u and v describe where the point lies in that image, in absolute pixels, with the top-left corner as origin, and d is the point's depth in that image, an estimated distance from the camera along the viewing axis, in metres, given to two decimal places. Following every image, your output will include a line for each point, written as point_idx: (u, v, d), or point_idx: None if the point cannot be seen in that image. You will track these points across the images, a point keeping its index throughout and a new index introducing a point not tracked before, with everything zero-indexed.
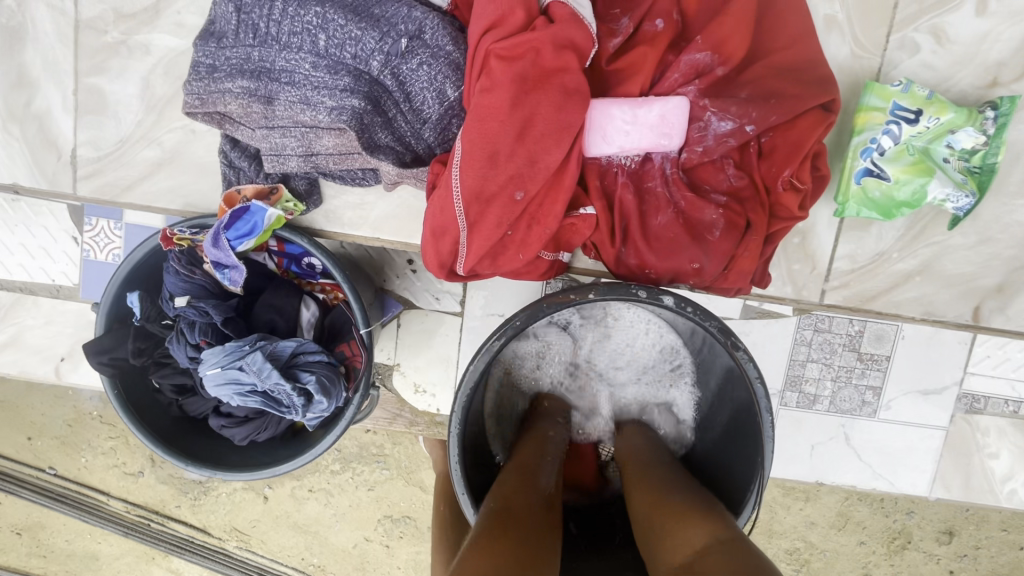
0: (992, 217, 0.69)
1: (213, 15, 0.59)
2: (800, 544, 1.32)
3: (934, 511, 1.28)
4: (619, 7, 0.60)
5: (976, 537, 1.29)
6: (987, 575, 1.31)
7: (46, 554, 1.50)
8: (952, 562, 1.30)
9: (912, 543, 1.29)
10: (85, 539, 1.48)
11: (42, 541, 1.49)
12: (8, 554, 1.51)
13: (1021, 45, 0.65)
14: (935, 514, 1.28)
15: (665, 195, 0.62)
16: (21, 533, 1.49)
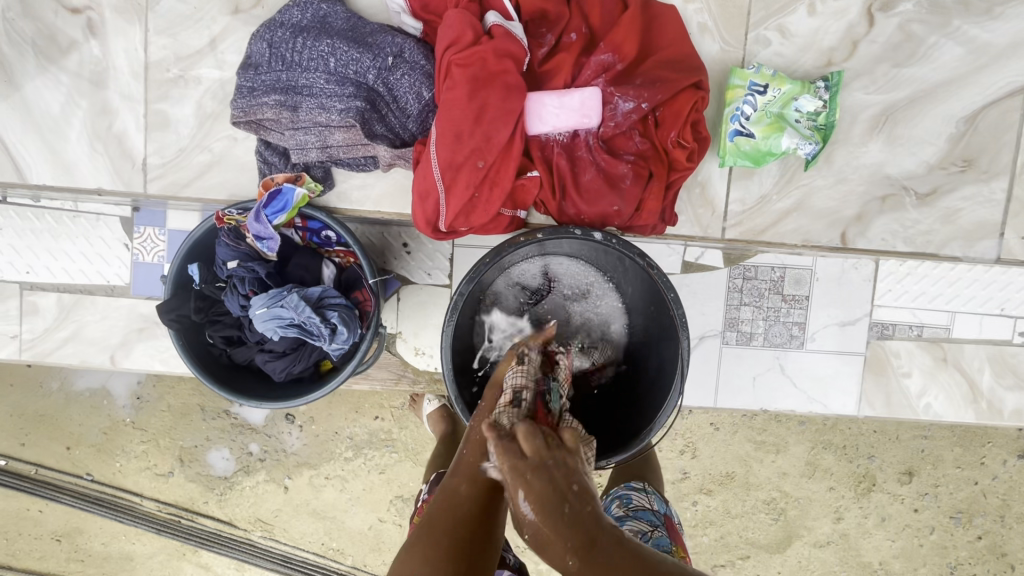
0: (844, 163, 0.91)
1: (250, 51, 0.82)
2: (777, 494, 1.47)
3: (893, 453, 1.45)
4: (544, 26, 0.83)
5: (935, 476, 1.45)
6: (949, 511, 1.46)
7: (85, 557, 1.63)
8: (917, 501, 1.46)
9: (877, 485, 1.45)
10: (121, 541, 1.63)
11: (80, 545, 1.63)
12: (48, 561, 1.64)
13: (845, 35, 0.88)
14: (894, 457, 1.44)
15: (589, 159, 0.84)
16: (61, 540, 1.63)
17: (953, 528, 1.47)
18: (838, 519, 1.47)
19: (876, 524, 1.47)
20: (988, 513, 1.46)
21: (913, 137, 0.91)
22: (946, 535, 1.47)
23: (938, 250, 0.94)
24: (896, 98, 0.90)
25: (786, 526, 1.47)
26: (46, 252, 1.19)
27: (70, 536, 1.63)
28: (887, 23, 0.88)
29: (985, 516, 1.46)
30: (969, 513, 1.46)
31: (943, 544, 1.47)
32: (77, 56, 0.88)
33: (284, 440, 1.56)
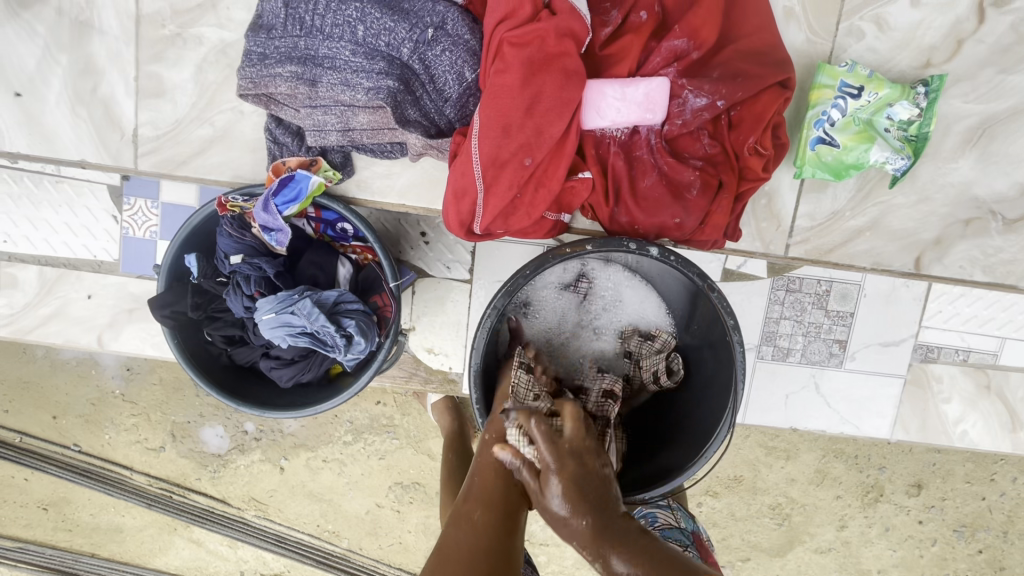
0: (929, 180, 0.81)
1: (261, 10, 0.69)
2: (782, 500, 1.42)
3: (904, 465, 1.40)
4: (610, 1, 0.71)
5: (943, 490, 1.40)
6: (952, 524, 1.42)
7: (73, 527, 1.57)
8: (921, 513, 1.42)
9: (884, 496, 1.41)
10: (110, 512, 1.57)
11: (68, 515, 1.57)
12: (34, 529, 1.57)
13: (950, 31, 0.77)
14: (905, 469, 1.39)
15: (650, 161, 0.73)
16: (48, 508, 1.57)
17: (954, 542, 1.43)
18: (841, 527, 1.42)
19: (879, 533, 1.43)
20: (991, 528, 1.42)
21: (1008, 156, 0.81)
22: (947, 548, 1.43)
23: (1017, 281, 0.85)
24: (995, 109, 0.79)
25: (789, 531, 1.43)
26: (25, 219, 1.08)
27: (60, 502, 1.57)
28: (998, 21, 0.77)
29: (987, 531, 1.42)
30: (972, 526, 1.42)
31: (943, 556, 1.43)
32: (57, 2, 0.74)
33: (281, 422, 1.49)
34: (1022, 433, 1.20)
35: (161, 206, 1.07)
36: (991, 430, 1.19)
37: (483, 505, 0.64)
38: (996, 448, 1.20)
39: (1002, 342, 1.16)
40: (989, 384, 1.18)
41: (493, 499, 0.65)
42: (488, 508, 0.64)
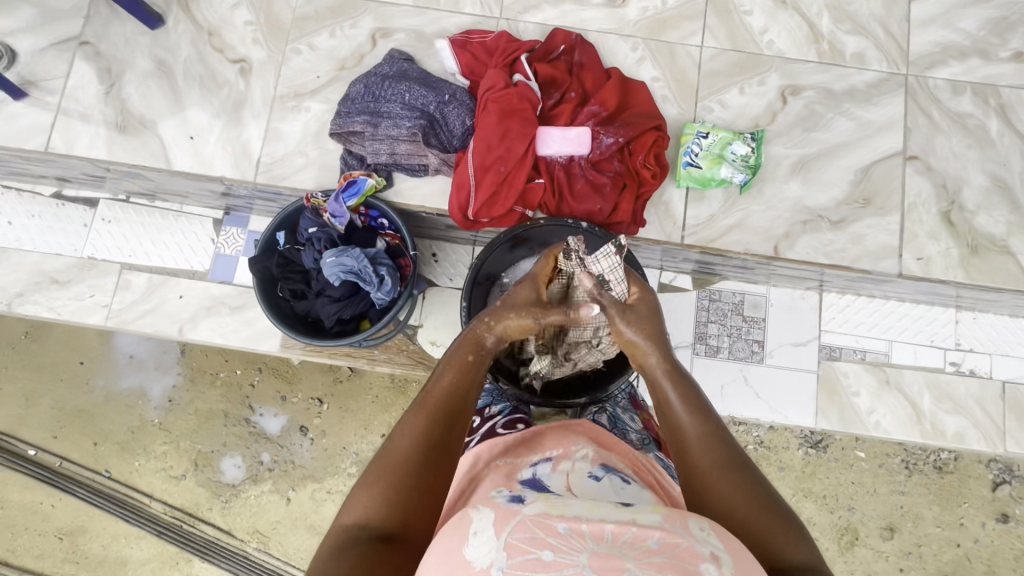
0: (771, 194, 1.22)
1: (349, 90, 1.19)
2: None
3: (873, 508, 1.75)
4: (553, 87, 1.18)
5: (916, 535, 1.74)
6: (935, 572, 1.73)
7: (85, 554, 1.87)
8: (900, 558, 1.74)
9: (860, 539, 1.74)
10: (121, 542, 1.87)
11: (81, 542, 1.88)
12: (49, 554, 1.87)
13: (767, 108, 1.24)
14: (874, 512, 1.75)
15: (581, 175, 1.15)
16: (64, 536, 1.88)
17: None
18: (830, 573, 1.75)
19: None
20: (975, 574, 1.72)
21: (822, 180, 1.22)
22: None
23: (851, 263, 1.20)
24: (807, 151, 1.23)
25: None
26: (149, 239, 1.50)
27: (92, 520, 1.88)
28: (796, 102, 1.25)
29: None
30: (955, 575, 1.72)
31: None
32: (228, 89, 1.25)
33: (294, 452, 1.85)
34: (929, 425, 1.42)
35: (247, 232, 1.49)
36: (901, 420, 1.43)
37: (429, 413, 0.75)
38: (908, 436, 1.42)
39: (890, 343, 1.45)
40: (888, 379, 1.44)
41: (441, 411, 0.76)
42: (439, 422, 0.75)
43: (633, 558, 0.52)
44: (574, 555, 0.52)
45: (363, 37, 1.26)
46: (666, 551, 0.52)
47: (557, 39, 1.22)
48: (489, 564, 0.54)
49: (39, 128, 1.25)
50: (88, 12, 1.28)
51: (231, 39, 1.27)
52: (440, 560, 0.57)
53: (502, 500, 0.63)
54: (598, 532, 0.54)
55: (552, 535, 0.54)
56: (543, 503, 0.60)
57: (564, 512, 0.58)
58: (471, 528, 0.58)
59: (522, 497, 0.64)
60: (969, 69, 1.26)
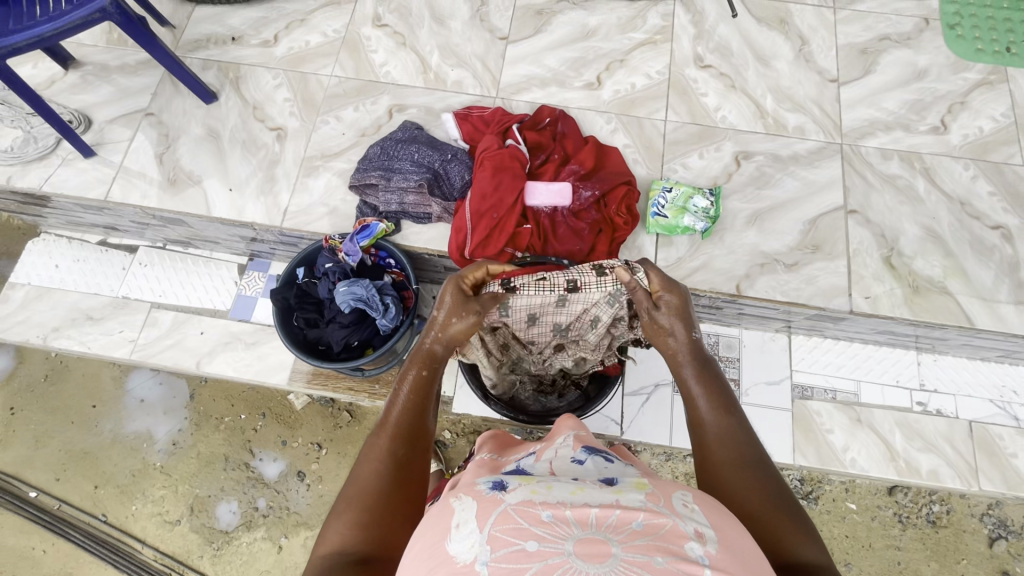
0: (731, 241, 1.39)
1: (368, 152, 1.41)
2: None
3: (870, 563, 1.74)
4: (540, 150, 1.40)
5: None
6: None
7: None
8: None
9: None
10: None
11: None
12: None
13: (723, 169, 1.45)
14: (871, 567, 1.74)
15: (563, 221, 1.33)
16: None
17: None
18: None
19: None
20: None
21: (775, 229, 1.40)
22: None
23: (806, 301, 1.34)
24: (760, 205, 1.42)
25: None
26: (179, 282, 1.66)
27: (81, 567, 1.87)
28: (748, 165, 1.46)
29: None
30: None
31: None
32: (265, 151, 1.48)
33: (291, 498, 1.88)
34: (903, 463, 1.48)
35: (268, 276, 1.66)
36: (876, 458, 1.49)
37: (391, 434, 0.80)
38: (884, 474, 1.47)
39: (858, 383, 1.55)
40: (859, 418, 1.52)
41: (402, 431, 0.81)
42: (402, 440, 0.80)
43: (618, 543, 0.57)
44: (560, 543, 0.57)
45: (381, 111, 1.51)
46: (650, 532, 0.58)
47: (544, 113, 1.46)
48: (473, 558, 0.58)
49: (100, 181, 1.47)
50: (155, 90, 1.55)
51: (272, 112, 1.52)
52: (423, 556, 0.61)
53: (485, 488, 0.69)
54: (582, 518, 0.60)
55: (537, 526, 0.60)
56: (526, 492, 0.66)
57: (548, 499, 0.64)
58: (455, 521, 0.63)
59: (503, 484, 0.70)
60: (894, 139, 1.48)
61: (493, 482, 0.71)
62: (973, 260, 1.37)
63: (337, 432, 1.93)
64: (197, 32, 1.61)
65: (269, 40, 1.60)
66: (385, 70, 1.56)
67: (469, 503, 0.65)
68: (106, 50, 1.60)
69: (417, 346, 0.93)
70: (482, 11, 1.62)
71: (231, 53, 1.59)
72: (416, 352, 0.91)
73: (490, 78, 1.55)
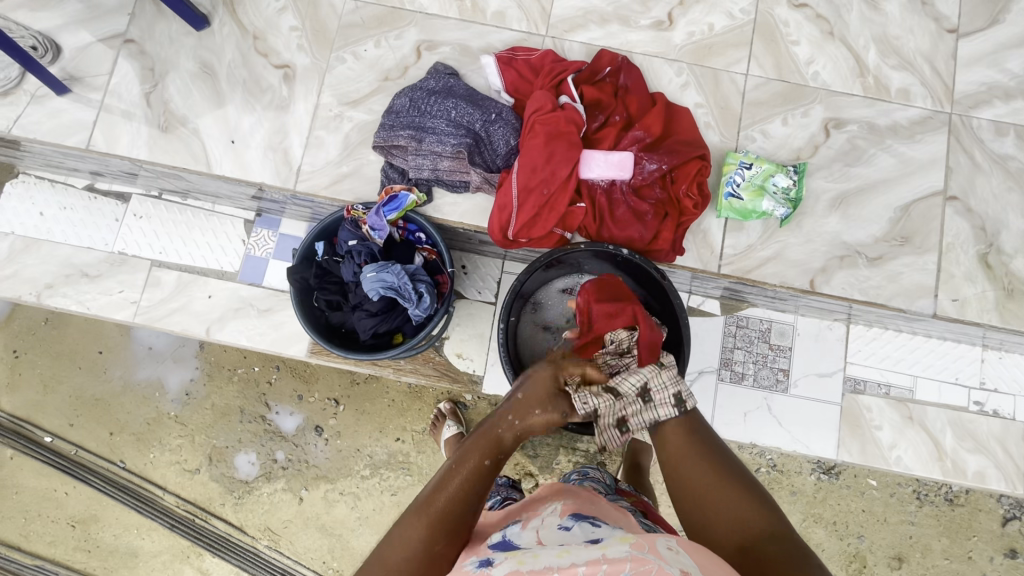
0: (810, 227, 1.21)
1: (394, 103, 1.19)
2: None
3: (883, 537, 1.76)
4: (598, 110, 1.19)
5: (924, 565, 1.75)
6: None
7: (93, 545, 1.89)
8: None
9: (868, 567, 1.76)
10: (130, 534, 1.88)
11: (91, 532, 1.89)
12: (56, 546, 1.89)
13: (810, 139, 1.24)
14: (883, 540, 1.76)
15: (622, 200, 1.15)
16: (76, 524, 1.89)
17: None
18: None
19: None
20: None
21: (861, 215, 1.22)
22: None
23: (887, 301, 1.20)
24: (847, 186, 1.23)
25: None
26: (179, 237, 1.50)
27: (104, 510, 1.89)
28: (839, 136, 1.24)
29: None
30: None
31: None
32: (271, 94, 1.25)
33: (310, 453, 1.86)
34: (949, 462, 1.43)
35: (278, 235, 1.49)
36: (921, 455, 1.43)
37: (430, 522, 0.67)
38: (928, 472, 1.42)
39: (915, 379, 1.45)
40: (911, 415, 1.44)
41: (444, 522, 0.68)
42: (440, 534, 0.67)
43: None
44: None
45: (407, 49, 1.26)
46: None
47: (603, 61, 1.22)
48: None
49: (79, 125, 1.25)
50: (134, 9, 1.28)
51: (276, 44, 1.27)
52: None
53: (472, 566, 0.65)
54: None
55: None
56: (511, 562, 0.62)
57: (535, 566, 0.59)
58: None
59: (489, 558, 0.65)
60: (1014, 110, 1.26)
61: (480, 558, 0.66)
62: None
63: (354, 389, 1.86)
64: None
65: None
66: None
67: None
68: None
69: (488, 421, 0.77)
70: None
71: None
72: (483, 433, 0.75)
73: (539, 11, 1.27)
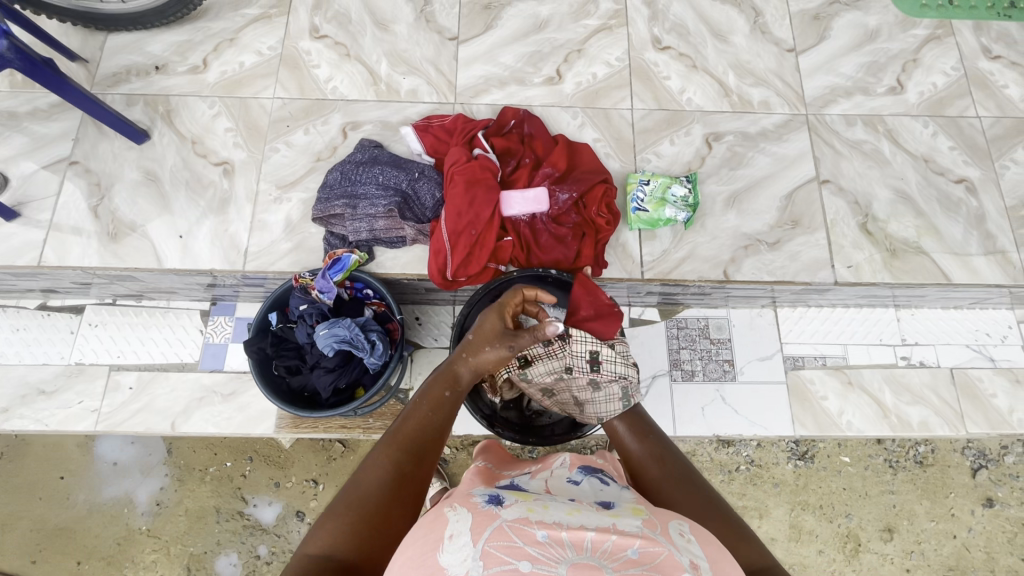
0: (713, 226, 1.37)
1: (327, 178, 1.32)
2: None
3: (869, 511, 1.74)
4: (509, 156, 1.35)
5: (915, 533, 1.73)
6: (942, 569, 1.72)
7: None
8: (906, 559, 1.72)
9: (863, 545, 1.72)
10: None
11: None
12: None
13: (696, 153, 1.43)
14: (870, 515, 1.74)
15: (544, 229, 1.29)
16: None
17: None
18: None
19: None
20: (979, 567, 1.71)
21: (754, 208, 1.39)
22: None
23: (793, 277, 1.34)
24: (736, 186, 1.41)
25: None
26: (137, 338, 1.54)
27: None
28: (719, 146, 1.44)
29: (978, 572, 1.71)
30: (960, 569, 1.71)
31: None
32: (212, 189, 1.37)
33: (294, 539, 1.80)
34: (895, 418, 1.53)
35: (235, 319, 1.55)
36: (869, 417, 1.53)
37: (400, 447, 0.76)
38: (879, 431, 1.52)
39: (845, 347, 1.58)
40: (850, 380, 1.56)
41: (411, 448, 0.77)
42: (409, 456, 0.76)
43: (613, 570, 0.53)
44: (554, 567, 0.52)
45: (334, 131, 1.41)
46: (646, 562, 0.54)
47: (507, 115, 1.39)
48: (464, 573, 0.52)
49: (31, 245, 1.32)
50: (76, 135, 1.40)
51: (213, 145, 1.40)
52: (411, 565, 0.55)
53: (480, 500, 0.64)
54: (577, 542, 0.56)
55: (531, 546, 0.55)
56: (522, 508, 0.62)
57: (543, 518, 0.60)
58: (448, 532, 0.58)
59: (499, 497, 0.65)
60: (856, 104, 1.49)
61: (490, 494, 0.66)
62: (943, 217, 1.40)
63: (332, 465, 1.85)
64: (114, 64, 1.45)
65: (198, 65, 1.46)
66: (332, 86, 1.45)
67: (464, 514, 0.60)
68: (10, 96, 1.43)
69: (443, 366, 0.90)
70: (427, 11, 1.52)
71: (157, 83, 1.44)
72: (441, 373, 0.88)
73: (446, 84, 1.46)
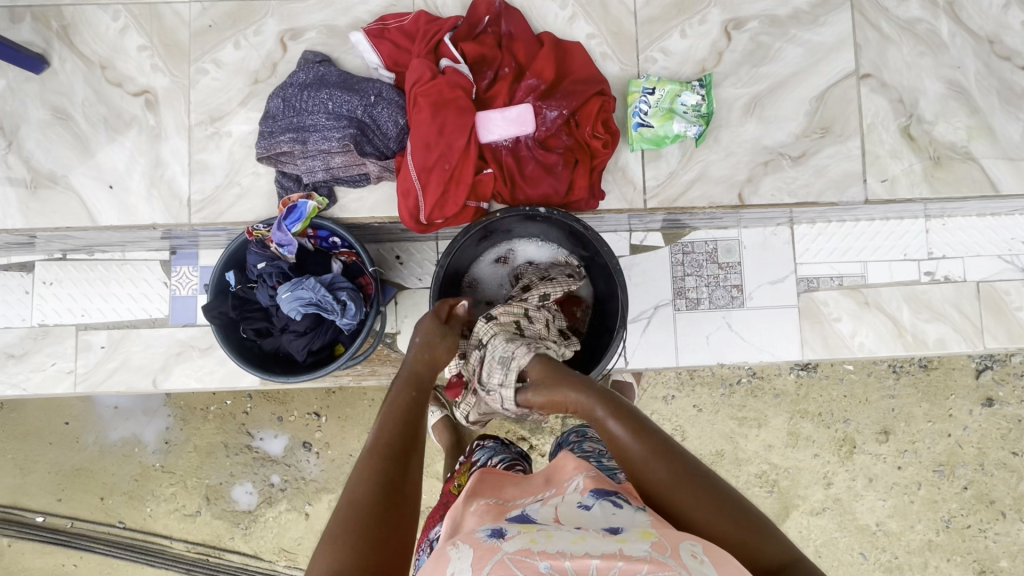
0: (728, 140, 1.17)
1: (269, 106, 1.10)
2: (767, 467, 1.69)
3: (867, 415, 1.70)
4: (485, 65, 1.11)
5: (910, 433, 1.69)
6: (932, 465, 1.70)
7: None
8: (898, 458, 1.69)
9: (858, 447, 1.69)
10: None
11: None
12: None
13: (712, 48, 1.18)
14: (868, 418, 1.69)
15: (530, 156, 1.10)
16: None
17: (939, 481, 1.70)
18: (828, 484, 1.70)
19: (866, 485, 1.70)
20: (968, 463, 1.69)
21: (778, 115, 1.17)
22: (934, 489, 1.70)
23: (818, 197, 1.17)
24: (758, 89, 1.18)
25: (782, 497, 1.70)
26: (99, 295, 1.42)
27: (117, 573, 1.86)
28: (741, 36, 1.18)
29: (966, 466, 1.70)
30: (949, 464, 1.69)
31: (933, 498, 1.69)
32: (138, 127, 1.16)
33: (303, 469, 1.83)
34: (911, 337, 1.45)
35: (200, 268, 1.42)
36: (884, 337, 1.45)
37: (383, 449, 0.70)
38: (892, 351, 1.45)
39: (865, 264, 1.45)
40: (867, 300, 1.45)
41: (396, 445, 0.71)
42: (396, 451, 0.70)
43: None
44: None
45: (271, 43, 1.16)
46: None
47: (480, 10, 1.12)
48: None
49: None
50: None
51: (127, 70, 1.16)
52: None
53: (482, 534, 0.59)
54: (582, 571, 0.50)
55: None
56: (524, 539, 0.56)
57: (546, 548, 0.54)
58: (450, 571, 0.54)
59: (502, 530, 0.59)
60: None
61: (493, 527, 0.60)
62: (1001, 114, 1.19)
63: (332, 398, 1.82)
64: None
65: None
66: None
67: (465, 549, 0.56)
68: None
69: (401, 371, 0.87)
70: None
71: None
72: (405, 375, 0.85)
73: None
